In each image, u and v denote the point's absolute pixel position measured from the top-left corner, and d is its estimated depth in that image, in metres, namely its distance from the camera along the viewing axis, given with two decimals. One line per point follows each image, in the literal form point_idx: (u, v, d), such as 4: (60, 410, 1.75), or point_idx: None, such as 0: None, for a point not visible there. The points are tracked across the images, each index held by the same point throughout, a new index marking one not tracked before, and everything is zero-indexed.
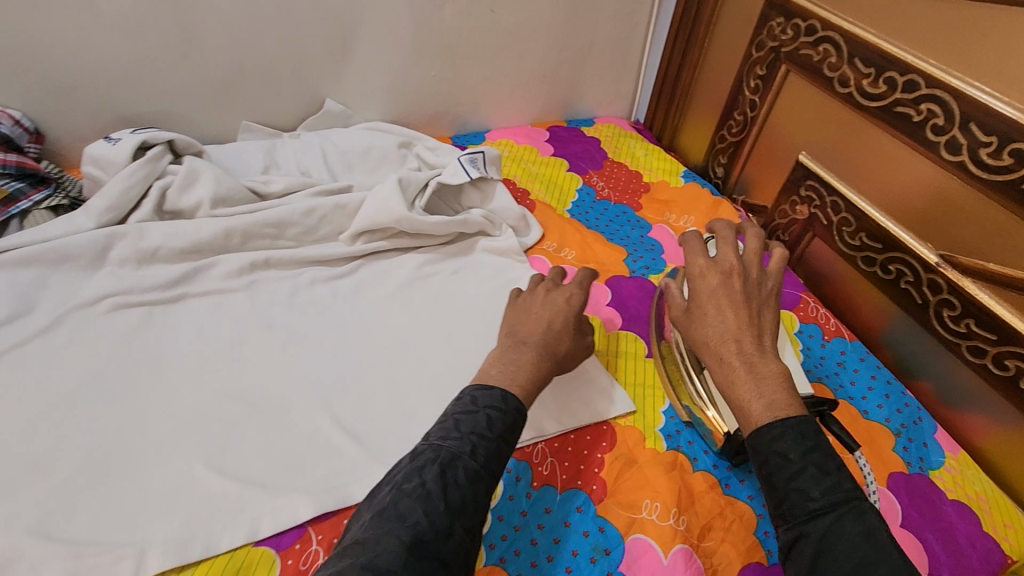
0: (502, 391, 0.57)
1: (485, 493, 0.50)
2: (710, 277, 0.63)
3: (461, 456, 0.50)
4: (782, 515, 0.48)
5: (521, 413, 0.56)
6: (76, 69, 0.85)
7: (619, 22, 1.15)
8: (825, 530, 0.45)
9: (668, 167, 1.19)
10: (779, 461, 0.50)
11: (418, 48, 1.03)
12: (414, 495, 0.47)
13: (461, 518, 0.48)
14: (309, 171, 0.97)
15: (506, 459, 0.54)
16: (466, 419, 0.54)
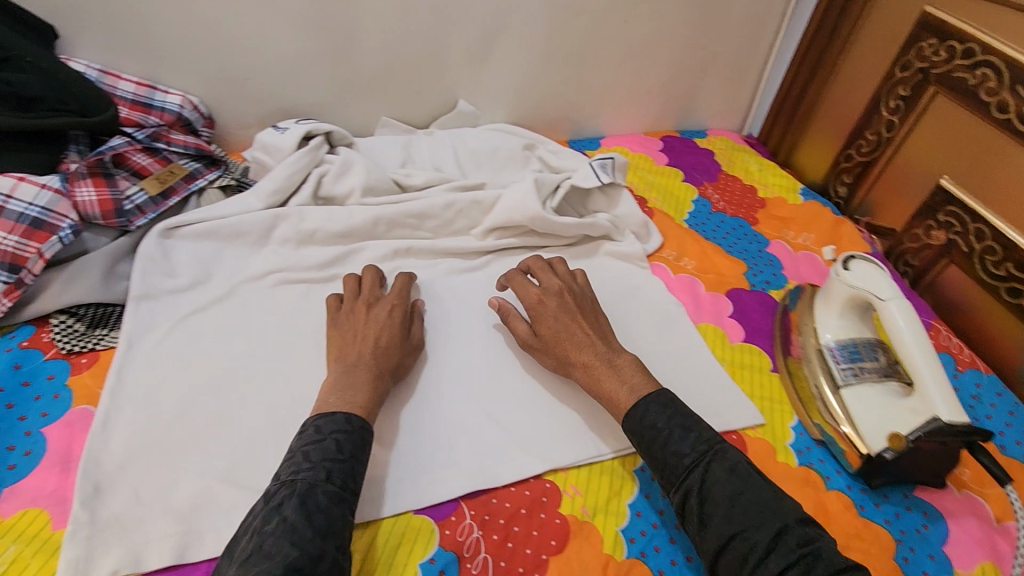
0: (346, 414, 0.60)
1: (346, 516, 0.53)
2: (548, 302, 0.75)
3: (318, 483, 0.53)
4: (669, 479, 0.60)
5: (367, 430, 0.60)
6: (249, 62, 0.92)
7: (745, 36, 1.15)
8: (701, 481, 0.58)
9: (785, 183, 1.18)
10: (648, 436, 0.62)
11: (550, 54, 1.07)
12: (278, 531, 0.49)
13: (333, 538, 0.50)
14: (442, 168, 1.01)
15: (362, 476, 0.57)
16: (316, 448, 0.56)
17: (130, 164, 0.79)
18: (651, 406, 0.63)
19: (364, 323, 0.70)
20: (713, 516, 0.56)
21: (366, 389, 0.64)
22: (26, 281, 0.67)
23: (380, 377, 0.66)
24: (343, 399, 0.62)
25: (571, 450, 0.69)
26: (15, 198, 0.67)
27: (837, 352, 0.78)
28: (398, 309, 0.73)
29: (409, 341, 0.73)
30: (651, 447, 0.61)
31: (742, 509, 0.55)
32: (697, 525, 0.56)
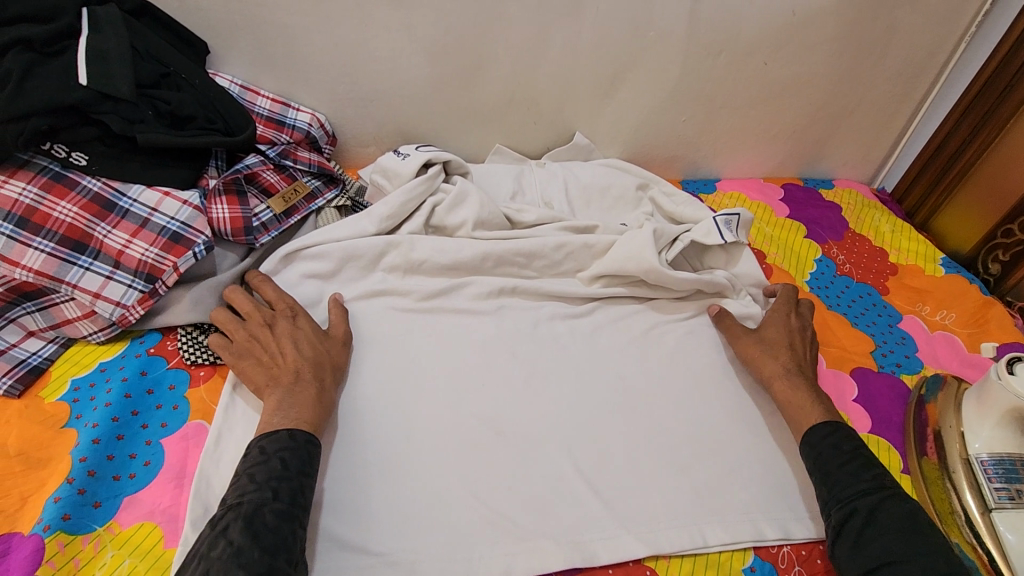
0: (289, 431, 0.59)
1: (296, 533, 0.52)
2: (791, 329, 0.81)
3: (266, 503, 0.52)
4: (836, 497, 0.62)
5: (313, 445, 0.59)
6: (378, 84, 0.93)
7: (895, 86, 1.05)
8: (872, 506, 0.59)
9: (923, 250, 1.06)
10: (828, 453, 0.65)
11: (678, 93, 1.02)
12: (222, 558, 0.48)
13: (283, 555, 0.49)
14: (551, 203, 0.98)
15: (310, 491, 0.56)
16: (261, 469, 0.55)
17: (260, 181, 0.81)
18: (829, 428, 0.67)
19: (280, 340, 0.67)
20: (871, 540, 0.57)
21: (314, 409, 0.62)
22: (159, 291, 0.69)
23: (322, 387, 0.65)
24: (288, 416, 0.60)
25: (675, 535, 0.64)
26: (159, 212, 0.70)
27: (989, 467, 0.69)
28: (299, 316, 0.70)
29: (333, 339, 0.71)
30: (831, 464, 0.64)
31: (900, 536, 0.56)
32: (852, 542, 0.58)
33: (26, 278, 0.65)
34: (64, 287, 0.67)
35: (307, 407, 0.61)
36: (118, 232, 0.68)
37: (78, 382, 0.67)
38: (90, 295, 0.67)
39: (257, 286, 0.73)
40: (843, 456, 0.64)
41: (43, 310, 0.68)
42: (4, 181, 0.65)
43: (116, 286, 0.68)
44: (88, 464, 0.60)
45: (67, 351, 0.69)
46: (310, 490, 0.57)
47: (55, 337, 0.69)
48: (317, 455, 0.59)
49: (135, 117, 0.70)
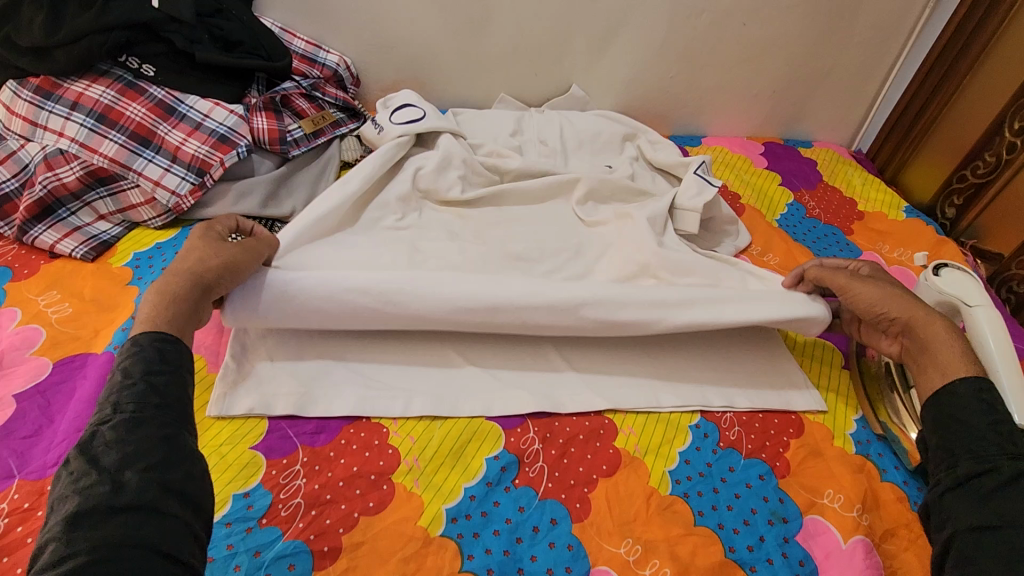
0: (131, 338, 0.52)
1: (149, 436, 0.45)
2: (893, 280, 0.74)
3: (103, 422, 0.46)
4: (971, 452, 0.53)
5: (156, 343, 0.51)
6: (398, 33, 1.06)
7: (867, 48, 1.15)
8: (1019, 470, 0.50)
9: (889, 199, 1.16)
10: (973, 405, 0.56)
11: (666, 49, 1.13)
12: (67, 490, 0.42)
13: (135, 462, 0.43)
14: (547, 142, 1.10)
15: (173, 388, 0.49)
16: (104, 388, 0.48)
17: (293, 105, 0.94)
18: (984, 381, 0.58)
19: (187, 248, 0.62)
20: (1005, 501, 0.49)
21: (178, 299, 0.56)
22: (207, 183, 0.83)
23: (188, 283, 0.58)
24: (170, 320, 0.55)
25: (633, 395, 0.74)
26: (210, 118, 0.84)
27: None
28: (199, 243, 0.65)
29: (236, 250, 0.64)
30: (976, 418, 0.55)
31: None
32: (977, 496, 0.50)
33: (102, 164, 0.79)
34: (131, 174, 0.81)
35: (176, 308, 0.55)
36: (176, 131, 0.82)
37: (139, 254, 0.81)
38: (152, 182, 0.81)
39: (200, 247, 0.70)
40: (990, 414, 0.55)
41: (112, 196, 0.82)
42: (88, 86, 0.80)
43: (172, 177, 0.81)
44: None
45: (129, 232, 0.83)
46: (169, 385, 0.49)
47: (121, 221, 0.83)
48: (177, 350, 0.52)
49: (195, 38, 0.83)
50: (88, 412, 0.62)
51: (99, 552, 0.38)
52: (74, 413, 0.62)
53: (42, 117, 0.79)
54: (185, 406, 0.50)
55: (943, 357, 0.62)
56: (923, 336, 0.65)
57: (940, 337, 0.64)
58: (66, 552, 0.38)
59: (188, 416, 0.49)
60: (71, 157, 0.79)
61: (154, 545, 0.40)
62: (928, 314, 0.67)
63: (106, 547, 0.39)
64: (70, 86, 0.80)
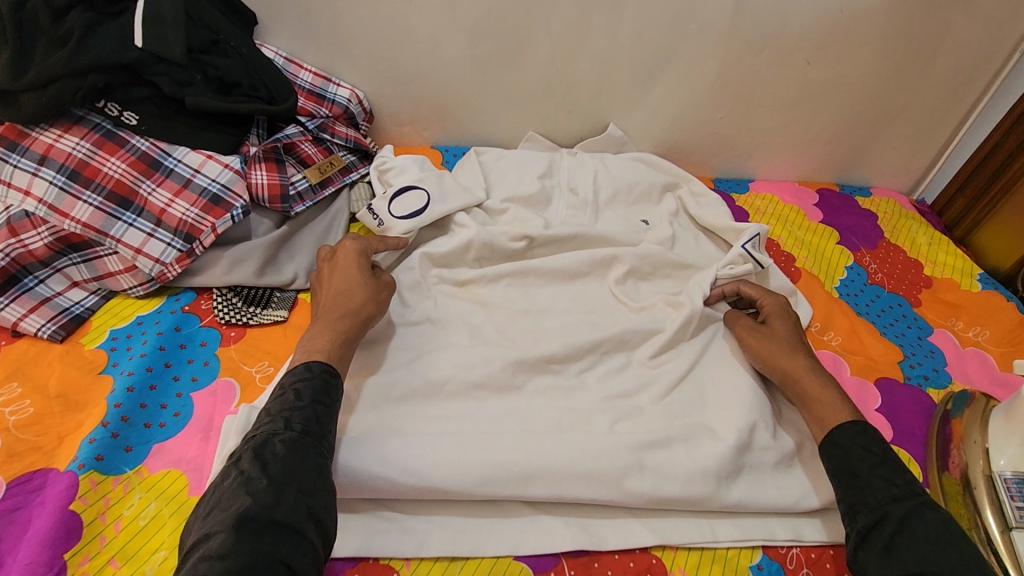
0: (305, 363, 0.59)
1: (308, 460, 0.51)
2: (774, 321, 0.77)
3: (274, 434, 0.52)
4: (863, 502, 0.57)
5: (329, 373, 0.58)
6: (417, 65, 0.94)
7: (942, 94, 1.03)
8: (905, 513, 0.55)
9: (958, 264, 1.04)
10: (856, 454, 0.61)
11: (717, 88, 1.00)
12: (235, 485, 0.48)
13: (293, 483, 0.49)
14: (577, 190, 0.96)
15: (326, 419, 0.55)
16: (276, 401, 0.55)
17: (298, 151, 0.83)
18: (860, 424, 0.63)
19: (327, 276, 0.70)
20: (904, 548, 0.53)
21: (325, 334, 0.62)
22: (196, 251, 0.72)
23: (340, 320, 0.64)
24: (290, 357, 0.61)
25: (684, 528, 0.64)
26: (201, 173, 0.73)
27: (1013, 485, 0.68)
28: (343, 260, 0.71)
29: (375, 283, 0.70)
30: (861, 466, 0.60)
31: (937, 550, 0.52)
32: (881, 548, 0.54)
33: (74, 230, 0.69)
34: (108, 240, 0.70)
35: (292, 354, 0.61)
36: (161, 191, 0.71)
37: (117, 332, 0.70)
38: (133, 249, 0.70)
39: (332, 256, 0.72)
40: (874, 457, 0.60)
41: (87, 262, 0.71)
42: (60, 136, 0.69)
43: (156, 243, 0.70)
44: (122, 409, 0.62)
45: (107, 303, 0.72)
46: (328, 418, 0.56)
47: (97, 289, 0.72)
48: (336, 386, 0.58)
49: (184, 80, 0.72)
50: (43, 558, 0.52)
51: (252, 558, 0.43)
52: (26, 559, 0.51)
53: (6, 172, 0.68)
54: (332, 439, 0.55)
55: (819, 415, 0.67)
56: (800, 390, 0.69)
57: (816, 392, 0.68)
58: (228, 549, 0.43)
59: (329, 449, 0.55)
60: (38, 221, 0.69)
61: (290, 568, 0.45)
62: (798, 365, 0.71)
63: (256, 557, 0.44)
64: (38, 135, 0.69)
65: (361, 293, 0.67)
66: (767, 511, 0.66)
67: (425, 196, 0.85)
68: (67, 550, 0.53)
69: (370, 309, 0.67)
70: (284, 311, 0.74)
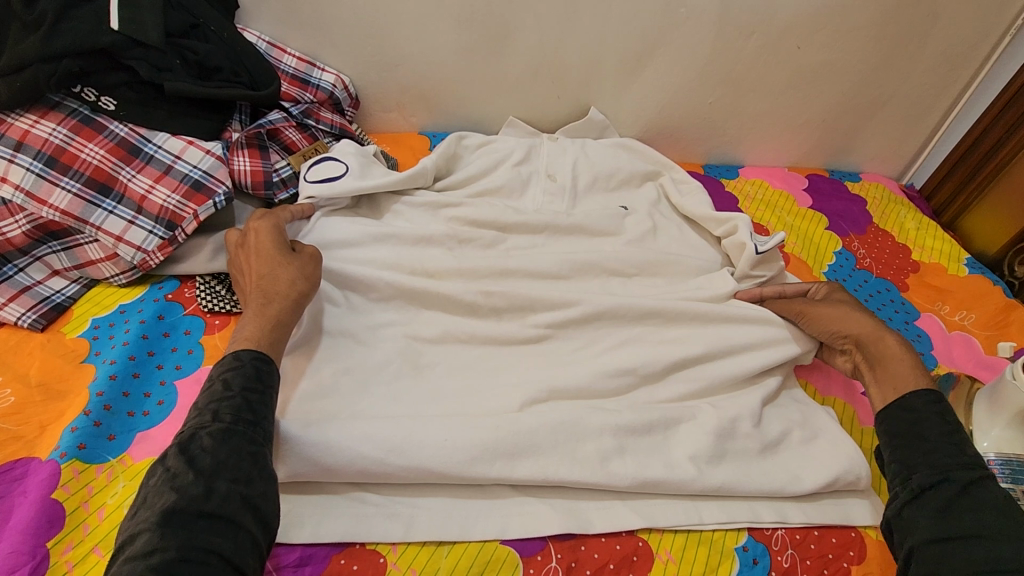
0: (233, 352, 0.57)
1: (240, 448, 0.50)
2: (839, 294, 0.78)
3: (201, 428, 0.51)
4: (925, 463, 0.55)
5: (258, 360, 0.57)
6: (403, 50, 0.94)
7: (932, 78, 1.02)
8: (970, 480, 0.53)
9: (945, 249, 1.04)
10: (929, 419, 0.58)
11: (706, 73, 1.00)
12: (164, 481, 0.48)
13: (223, 473, 0.48)
14: (555, 175, 0.96)
15: (258, 404, 0.54)
16: (204, 395, 0.54)
17: (282, 137, 0.83)
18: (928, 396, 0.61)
19: (247, 261, 0.66)
20: (961, 511, 0.51)
21: (259, 322, 0.61)
22: (179, 238, 0.71)
23: (268, 306, 0.62)
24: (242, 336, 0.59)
25: (671, 510, 0.65)
26: (183, 160, 0.72)
27: (996, 467, 0.68)
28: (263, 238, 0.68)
29: (298, 257, 0.67)
30: (929, 429, 0.58)
31: (996, 518, 0.50)
32: (935, 509, 0.52)
33: (53, 217, 0.68)
34: (88, 228, 0.69)
35: (265, 333, 0.60)
36: (141, 177, 0.70)
37: (99, 321, 0.69)
38: (113, 237, 0.69)
39: (249, 236, 0.69)
40: (947, 426, 0.58)
41: (68, 250, 0.71)
42: (36, 121, 0.68)
43: (137, 230, 0.70)
44: (104, 398, 0.62)
45: (89, 291, 0.72)
46: (262, 404, 0.55)
47: (79, 277, 0.72)
48: (267, 371, 0.57)
49: (164, 65, 0.72)
50: (25, 546, 0.51)
51: (184, 553, 0.43)
52: (7, 548, 0.51)
53: None
54: (269, 424, 0.54)
55: (893, 375, 0.65)
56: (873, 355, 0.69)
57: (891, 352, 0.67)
58: (157, 546, 0.44)
59: (268, 434, 0.54)
60: (16, 208, 0.68)
61: (225, 556, 0.45)
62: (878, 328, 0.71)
63: (188, 550, 0.44)
64: (14, 121, 0.68)
65: (282, 272, 0.65)
66: (752, 494, 0.66)
67: (342, 167, 0.81)
68: (50, 540, 0.52)
69: (300, 288, 0.65)
70: None
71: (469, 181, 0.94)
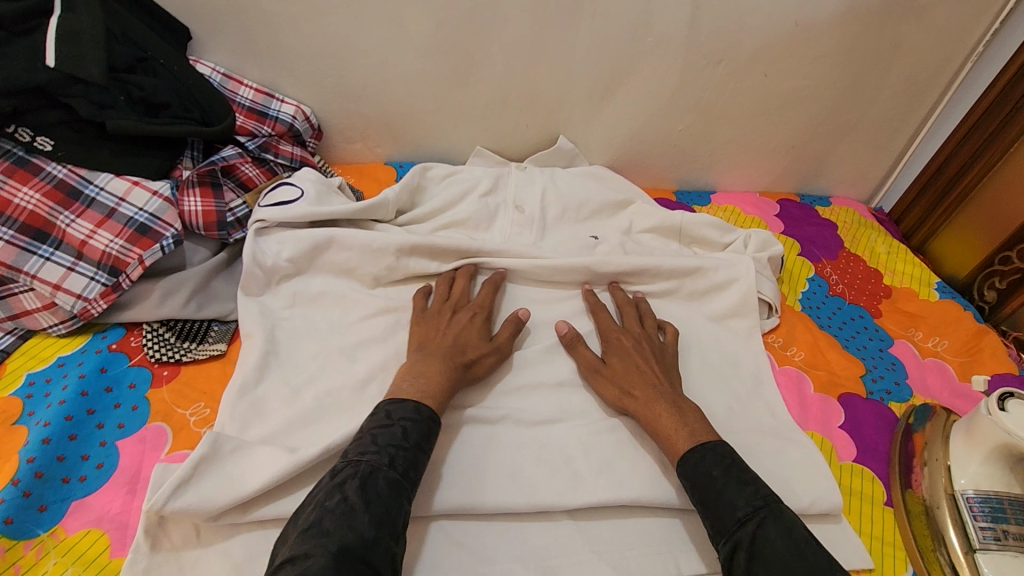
0: (416, 403, 0.60)
1: (405, 504, 0.52)
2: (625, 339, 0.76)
3: (379, 468, 0.53)
4: (721, 532, 0.56)
5: (434, 421, 0.60)
6: (367, 81, 0.91)
7: (897, 105, 1.03)
8: (751, 535, 0.54)
9: (916, 273, 1.04)
10: (706, 483, 0.59)
11: (675, 101, 0.99)
12: (338, 511, 0.49)
13: (386, 525, 0.50)
14: (523, 206, 0.94)
15: (424, 466, 0.56)
16: (385, 433, 0.56)
17: (237, 173, 0.80)
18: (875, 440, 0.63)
19: (460, 327, 0.71)
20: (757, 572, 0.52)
21: (441, 376, 0.64)
22: (123, 285, 0.66)
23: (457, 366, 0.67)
24: (415, 386, 0.63)
25: (646, 562, 0.62)
26: (127, 202, 0.69)
27: (975, 505, 0.67)
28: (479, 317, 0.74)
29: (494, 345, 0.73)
30: (712, 494, 0.58)
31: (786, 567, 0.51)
32: None
33: None
34: (22, 277, 0.64)
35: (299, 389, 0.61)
36: (82, 221, 0.66)
37: (34, 376, 0.64)
38: (50, 286, 0.65)
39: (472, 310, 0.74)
40: (717, 480, 0.59)
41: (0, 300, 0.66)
42: None
43: (77, 277, 0.66)
44: (36, 465, 0.57)
45: (25, 343, 0.67)
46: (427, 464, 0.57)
47: (14, 328, 0.67)
48: (434, 436, 0.59)
49: (106, 102, 0.68)
50: None
51: None
52: None
53: None
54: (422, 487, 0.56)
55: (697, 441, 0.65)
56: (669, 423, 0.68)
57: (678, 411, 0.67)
58: None
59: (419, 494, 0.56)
60: None
61: None
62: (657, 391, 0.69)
63: None
64: None
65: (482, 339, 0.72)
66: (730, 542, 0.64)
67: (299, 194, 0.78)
68: None
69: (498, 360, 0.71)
70: (222, 345, 0.71)
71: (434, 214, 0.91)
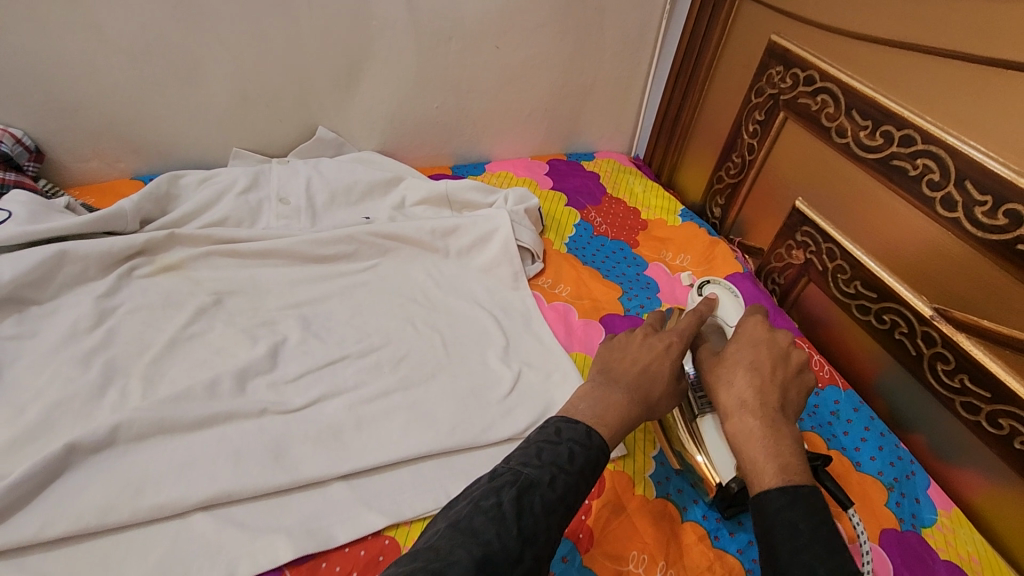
0: (588, 426, 0.58)
1: (558, 530, 0.50)
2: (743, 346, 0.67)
3: (539, 484, 0.51)
4: None
5: (603, 452, 0.57)
6: (80, 93, 0.86)
7: (619, 62, 1.17)
8: None
9: (666, 205, 1.19)
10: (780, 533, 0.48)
11: (421, 81, 1.04)
12: (491, 513, 0.48)
13: (534, 545, 0.47)
14: (288, 198, 0.95)
15: (585, 496, 0.53)
16: (551, 449, 0.55)
17: None
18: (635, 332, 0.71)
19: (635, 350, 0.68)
20: None
21: (620, 408, 0.61)
22: None
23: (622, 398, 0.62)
24: (588, 413, 0.60)
25: (416, 500, 0.65)
26: None
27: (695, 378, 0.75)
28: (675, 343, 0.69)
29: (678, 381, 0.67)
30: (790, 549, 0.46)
31: None
32: None
33: None
34: None
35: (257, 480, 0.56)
36: None
37: None
38: None
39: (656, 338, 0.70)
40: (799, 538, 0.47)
41: None
42: None
43: None
44: None
45: None
46: (586, 493, 0.54)
47: None
48: (602, 467, 0.56)
49: None
50: None
51: None
52: None
53: None
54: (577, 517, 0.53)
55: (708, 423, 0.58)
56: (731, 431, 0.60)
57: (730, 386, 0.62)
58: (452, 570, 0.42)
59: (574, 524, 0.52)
60: None
61: None
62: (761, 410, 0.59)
63: None
64: None
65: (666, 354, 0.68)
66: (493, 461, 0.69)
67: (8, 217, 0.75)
68: None
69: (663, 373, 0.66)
70: None
71: (188, 219, 0.89)
